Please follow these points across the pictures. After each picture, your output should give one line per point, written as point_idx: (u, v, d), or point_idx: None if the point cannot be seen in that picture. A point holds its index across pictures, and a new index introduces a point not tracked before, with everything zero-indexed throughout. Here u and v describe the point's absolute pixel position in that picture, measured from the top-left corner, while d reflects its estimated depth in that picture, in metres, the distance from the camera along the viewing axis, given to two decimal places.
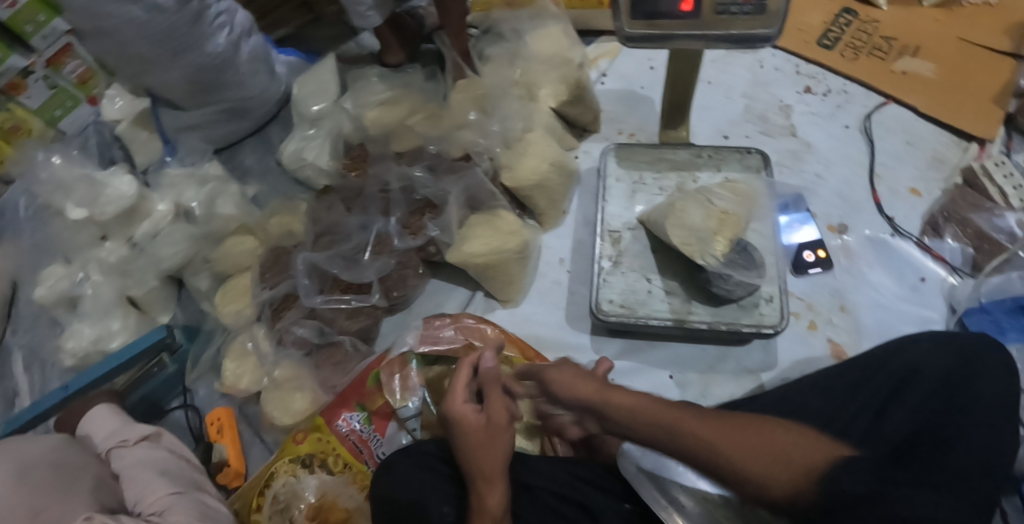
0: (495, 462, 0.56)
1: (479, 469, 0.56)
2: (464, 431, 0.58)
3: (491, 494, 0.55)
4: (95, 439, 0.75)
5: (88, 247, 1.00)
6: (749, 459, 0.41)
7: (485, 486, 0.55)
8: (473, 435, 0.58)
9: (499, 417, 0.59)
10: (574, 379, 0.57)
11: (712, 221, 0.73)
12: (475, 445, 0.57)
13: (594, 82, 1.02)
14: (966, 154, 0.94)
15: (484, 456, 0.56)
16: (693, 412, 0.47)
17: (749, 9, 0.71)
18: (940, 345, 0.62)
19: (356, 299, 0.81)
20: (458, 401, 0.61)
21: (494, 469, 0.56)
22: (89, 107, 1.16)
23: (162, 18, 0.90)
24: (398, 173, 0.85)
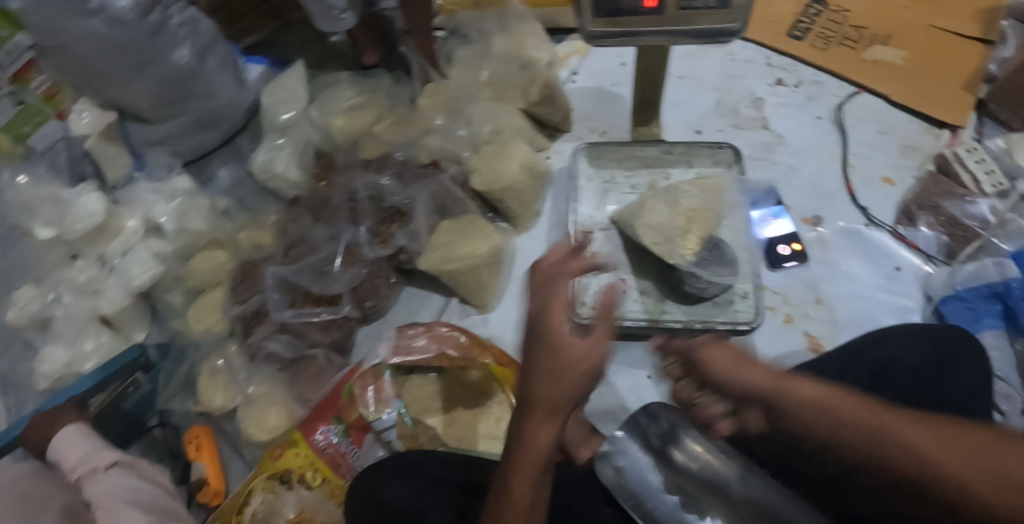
0: (566, 397, 0.47)
1: (537, 397, 0.47)
2: (546, 348, 0.48)
3: (543, 431, 0.47)
4: (65, 464, 0.73)
5: (55, 267, 0.98)
6: (983, 480, 0.43)
7: (541, 417, 0.47)
8: (556, 356, 0.47)
9: (591, 354, 0.47)
10: (731, 360, 0.55)
11: (680, 218, 0.72)
12: (550, 363, 0.47)
13: (565, 81, 1.01)
14: (938, 141, 0.94)
15: (548, 380, 0.47)
16: (900, 413, 0.48)
17: (713, 3, 0.71)
18: (917, 337, 0.61)
19: (328, 312, 0.80)
20: (554, 314, 0.49)
21: (559, 402, 0.47)
22: (58, 123, 1.06)
23: (122, 32, 0.90)
24: (365, 182, 0.84)
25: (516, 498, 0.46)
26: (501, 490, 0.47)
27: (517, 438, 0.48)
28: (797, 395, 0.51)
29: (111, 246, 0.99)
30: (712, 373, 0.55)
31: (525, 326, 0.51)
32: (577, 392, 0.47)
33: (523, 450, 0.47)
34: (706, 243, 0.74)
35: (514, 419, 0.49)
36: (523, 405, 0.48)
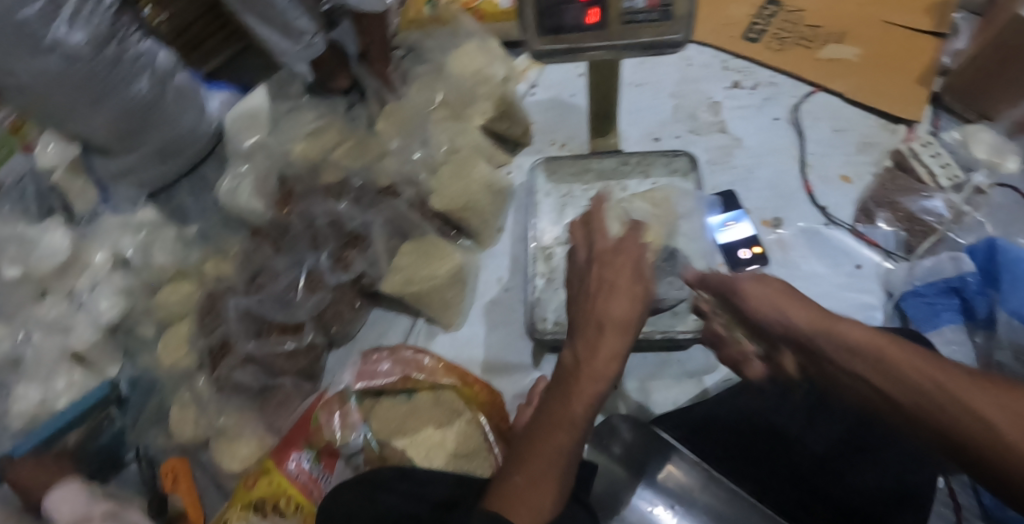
0: (627, 313, 0.51)
1: (607, 314, 0.51)
2: (619, 271, 0.54)
3: (607, 354, 0.50)
4: (60, 515, 0.77)
5: (22, 306, 0.95)
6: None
7: (611, 337, 0.51)
8: (628, 279, 0.53)
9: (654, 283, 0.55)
10: (778, 300, 0.53)
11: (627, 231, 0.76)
12: (619, 284, 0.53)
13: (524, 94, 1.01)
14: (895, 136, 0.94)
15: (618, 302, 0.52)
16: (970, 378, 0.42)
17: (656, 16, 0.70)
18: None
19: (293, 340, 0.81)
20: (628, 244, 0.56)
21: (625, 319, 0.51)
22: (23, 155, 1.09)
23: (78, 66, 0.89)
24: (323, 209, 0.84)
25: (572, 420, 0.49)
26: (560, 413, 0.50)
27: (582, 360, 0.50)
28: (845, 338, 0.48)
29: (79, 282, 0.98)
30: (759, 308, 0.54)
31: (597, 256, 0.56)
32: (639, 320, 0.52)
33: (588, 371, 0.50)
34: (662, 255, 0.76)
35: (580, 341, 0.52)
36: (591, 326, 0.52)
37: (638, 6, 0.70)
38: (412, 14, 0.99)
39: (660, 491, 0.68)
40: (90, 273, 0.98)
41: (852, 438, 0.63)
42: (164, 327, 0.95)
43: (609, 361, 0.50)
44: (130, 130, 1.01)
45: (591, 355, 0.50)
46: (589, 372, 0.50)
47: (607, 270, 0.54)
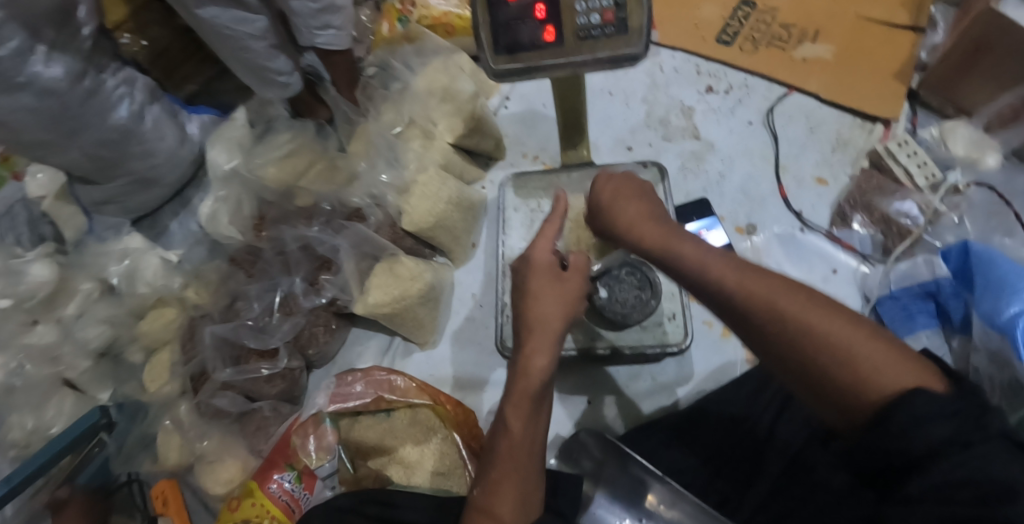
0: (550, 315, 0.58)
1: (534, 320, 0.58)
2: (534, 274, 0.61)
3: (535, 355, 0.56)
4: None
5: (13, 336, 0.96)
6: (793, 348, 0.48)
7: (541, 333, 0.57)
8: (546, 280, 0.60)
9: (575, 278, 0.62)
10: (623, 212, 0.61)
11: (573, 234, 0.80)
12: (542, 287, 0.60)
13: (497, 107, 1.01)
14: (871, 135, 0.93)
15: (541, 304, 0.59)
16: (754, 277, 0.51)
17: (611, 30, 0.70)
18: None
19: (268, 365, 0.81)
20: (539, 254, 0.62)
21: (547, 319, 0.58)
22: (13, 183, 1.17)
23: (54, 101, 0.90)
24: (294, 234, 0.85)
25: (512, 427, 0.54)
26: (503, 426, 0.55)
27: (517, 366, 0.57)
28: (649, 240, 0.58)
29: (66, 310, 0.99)
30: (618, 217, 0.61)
31: (518, 263, 0.64)
32: (563, 311, 0.59)
33: (522, 372, 0.56)
34: (637, 280, 0.75)
35: (516, 345, 0.59)
36: (524, 330, 0.58)
37: (593, 21, 0.69)
38: (384, 33, 1.01)
39: (629, 507, 0.67)
40: (77, 300, 0.99)
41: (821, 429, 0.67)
42: (149, 353, 0.97)
43: (542, 366, 0.56)
44: (106, 159, 1.02)
45: (523, 363, 0.56)
46: (520, 372, 0.56)
47: (527, 277, 0.61)
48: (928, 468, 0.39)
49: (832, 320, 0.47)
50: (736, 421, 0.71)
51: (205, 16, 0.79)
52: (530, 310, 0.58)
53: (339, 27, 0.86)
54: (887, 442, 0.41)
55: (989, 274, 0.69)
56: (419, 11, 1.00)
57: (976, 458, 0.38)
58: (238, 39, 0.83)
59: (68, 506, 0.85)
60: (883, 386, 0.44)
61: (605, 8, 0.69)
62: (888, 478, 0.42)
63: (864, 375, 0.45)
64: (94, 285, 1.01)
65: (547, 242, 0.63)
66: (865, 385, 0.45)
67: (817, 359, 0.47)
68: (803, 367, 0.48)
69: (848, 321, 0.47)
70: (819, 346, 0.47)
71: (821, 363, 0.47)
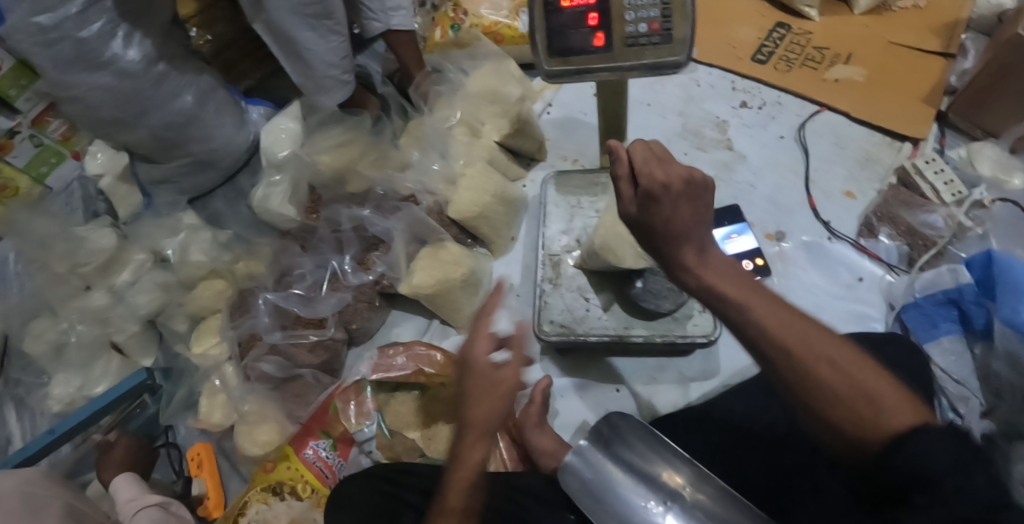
0: (490, 415, 0.56)
1: (471, 419, 0.55)
2: (471, 377, 0.57)
3: (473, 450, 0.55)
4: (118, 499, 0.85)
5: (69, 297, 1.02)
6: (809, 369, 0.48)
7: (472, 438, 0.55)
8: (479, 383, 0.57)
9: (508, 373, 0.58)
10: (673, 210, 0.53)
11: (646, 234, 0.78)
12: (482, 391, 0.56)
13: (540, 112, 1.06)
14: (899, 154, 0.97)
15: (479, 406, 0.56)
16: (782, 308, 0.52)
17: (657, 39, 0.74)
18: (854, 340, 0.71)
19: (316, 333, 0.86)
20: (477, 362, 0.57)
21: (487, 423, 0.55)
22: (75, 162, 1.20)
23: (129, 83, 0.97)
24: (348, 215, 0.91)
25: (450, 505, 0.53)
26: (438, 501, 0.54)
27: (455, 455, 0.55)
28: (700, 269, 0.54)
29: (120, 277, 1.05)
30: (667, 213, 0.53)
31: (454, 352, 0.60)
32: (500, 412, 0.56)
33: (461, 459, 0.55)
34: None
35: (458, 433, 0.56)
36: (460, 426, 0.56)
37: (641, 30, 0.74)
38: (436, 39, 1.09)
39: (654, 487, 0.67)
40: (131, 269, 1.05)
41: None
42: (195, 322, 1.02)
43: (477, 462, 0.55)
44: (170, 141, 1.08)
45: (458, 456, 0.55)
46: (459, 468, 0.54)
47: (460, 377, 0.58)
48: (931, 485, 0.40)
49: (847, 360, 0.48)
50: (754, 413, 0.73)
51: (299, 4, 0.85)
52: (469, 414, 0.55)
53: (407, 8, 1.02)
54: (894, 464, 0.42)
55: (1013, 279, 0.72)
56: (471, 21, 1.06)
57: (972, 480, 0.39)
58: (307, 32, 0.89)
59: (116, 445, 0.92)
60: (892, 418, 0.45)
61: (652, 18, 0.74)
62: (891, 494, 0.42)
63: (874, 406, 0.46)
64: (147, 256, 1.07)
65: (485, 342, 0.58)
66: (875, 416, 0.45)
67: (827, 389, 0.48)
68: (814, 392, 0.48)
69: (863, 369, 0.48)
70: (835, 378, 0.47)
71: (828, 390, 0.47)
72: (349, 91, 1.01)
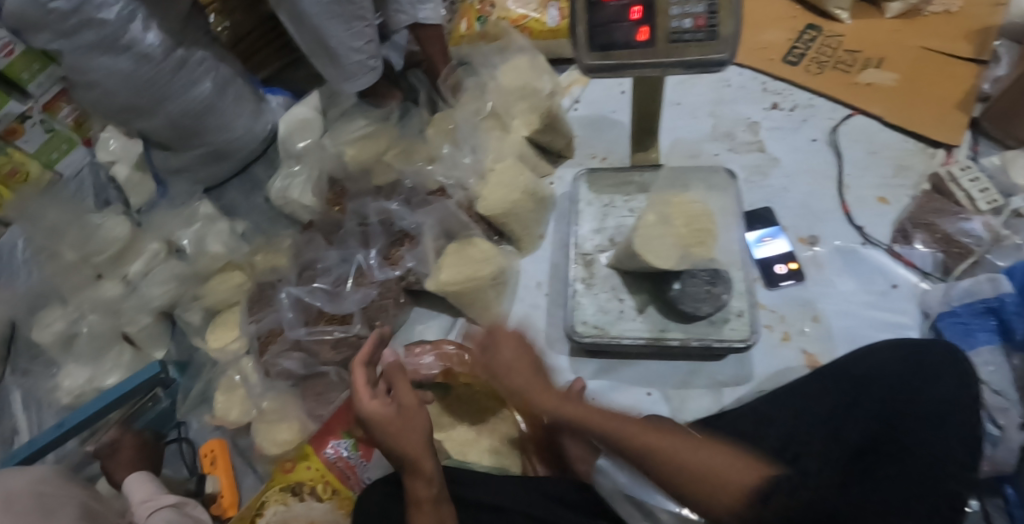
0: (414, 445, 0.62)
1: (407, 456, 0.61)
2: (377, 425, 0.63)
3: (419, 480, 0.61)
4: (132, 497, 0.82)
5: (79, 287, 0.99)
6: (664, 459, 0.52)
7: (415, 469, 0.61)
8: (396, 424, 0.62)
9: (411, 405, 0.65)
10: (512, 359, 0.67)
11: (683, 232, 0.68)
12: (399, 436, 0.62)
13: (567, 108, 1.05)
14: (932, 160, 0.96)
15: (402, 439, 0.61)
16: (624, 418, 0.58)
17: (701, 35, 0.72)
18: (889, 352, 0.68)
19: (340, 329, 0.84)
20: (371, 409, 0.63)
21: (416, 454, 0.61)
22: (85, 149, 1.17)
23: (147, 68, 0.93)
24: (376, 208, 0.89)
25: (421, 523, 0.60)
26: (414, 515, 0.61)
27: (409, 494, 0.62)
28: (547, 398, 0.63)
29: (132, 268, 1.01)
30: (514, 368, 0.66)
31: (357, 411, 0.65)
32: (422, 435, 0.63)
33: (417, 504, 0.61)
34: (706, 275, 0.75)
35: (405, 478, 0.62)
36: (403, 466, 0.62)
37: (685, 25, 0.72)
38: (462, 31, 1.06)
39: None
40: (144, 259, 1.02)
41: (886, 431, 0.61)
42: (211, 315, 0.99)
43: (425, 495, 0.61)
44: (187, 130, 1.06)
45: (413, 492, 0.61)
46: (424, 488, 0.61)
47: (370, 428, 0.63)
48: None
49: (688, 445, 0.53)
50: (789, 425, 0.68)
51: None
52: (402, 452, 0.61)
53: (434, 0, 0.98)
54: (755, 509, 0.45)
55: None
56: (498, 13, 1.04)
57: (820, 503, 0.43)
58: (336, 19, 0.86)
59: (121, 443, 0.89)
60: (735, 477, 0.49)
61: (698, 14, 0.72)
62: None
63: (711, 473, 0.50)
64: (160, 246, 1.03)
65: (365, 389, 0.64)
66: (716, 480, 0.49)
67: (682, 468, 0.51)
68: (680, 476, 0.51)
69: (703, 445, 0.52)
70: (686, 459, 0.51)
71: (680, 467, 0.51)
72: (373, 78, 0.98)
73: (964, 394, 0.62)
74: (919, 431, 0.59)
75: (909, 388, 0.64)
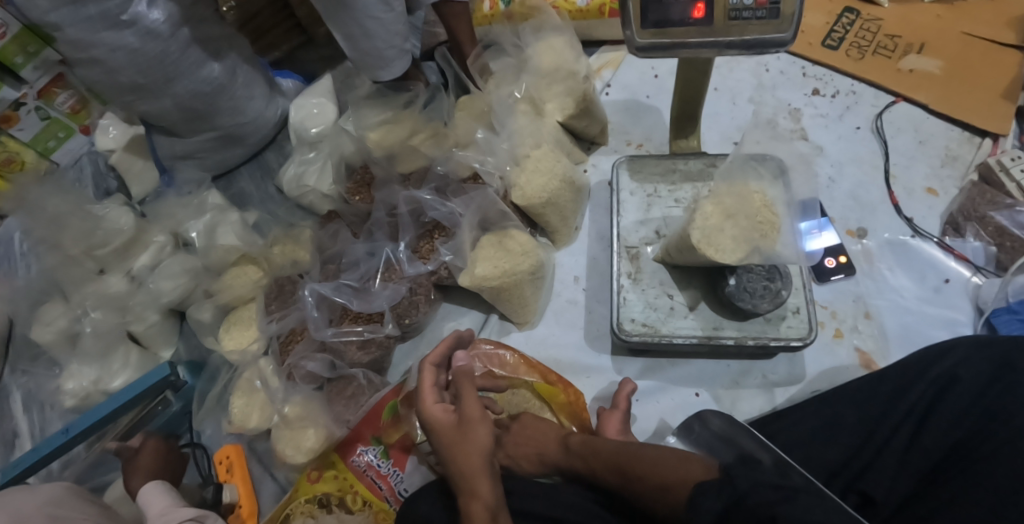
0: (474, 461, 0.60)
1: (462, 469, 0.60)
2: (439, 435, 0.63)
3: (474, 499, 0.57)
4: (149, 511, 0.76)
5: (82, 282, 0.93)
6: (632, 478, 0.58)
7: (469, 481, 0.59)
8: (454, 437, 0.62)
9: (473, 412, 0.63)
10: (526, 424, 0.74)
11: (758, 222, 0.66)
12: (455, 448, 0.61)
13: (599, 92, 1.00)
14: (979, 150, 0.93)
15: (471, 441, 0.61)
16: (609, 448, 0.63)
17: (762, 13, 0.67)
18: (977, 349, 0.64)
19: (369, 329, 0.79)
20: (435, 414, 0.64)
21: (475, 469, 0.59)
22: (83, 137, 1.10)
23: (155, 45, 0.86)
24: (406, 197, 0.83)
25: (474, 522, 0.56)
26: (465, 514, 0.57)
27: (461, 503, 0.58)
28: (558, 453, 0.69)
29: (139, 261, 0.95)
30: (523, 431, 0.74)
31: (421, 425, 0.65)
32: (484, 445, 0.61)
33: (472, 497, 0.58)
34: (764, 270, 0.71)
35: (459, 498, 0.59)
36: (459, 478, 0.60)
37: (746, 2, 0.66)
38: (484, 10, 1.00)
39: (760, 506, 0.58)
40: (151, 252, 0.96)
41: (965, 439, 0.60)
42: (225, 312, 0.94)
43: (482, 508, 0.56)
44: (197, 111, 0.99)
45: (467, 504, 0.57)
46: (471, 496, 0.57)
47: (431, 436, 0.64)
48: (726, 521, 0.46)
49: (660, 456, 0.57)
50: (866, 427, 0.64)
51: None
52: (463, 462, 0.59)
53: None
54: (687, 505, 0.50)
55: None
56: None
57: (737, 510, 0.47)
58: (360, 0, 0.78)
59: (143, 448, 0.84)
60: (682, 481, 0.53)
61: None
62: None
63: (669, 483, 0.54)
64: (167, 239, 0.98)
65: (430, 395, 0.65)
66: (670, 483, 0.54)
67: (637, 478, 0.57)
68: (651, 494, 0.55)
69: (682, 460, 0.56)
70: (650, 471, 0.57)
71: (645, 483, 0.56)
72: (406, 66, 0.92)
73: None
74: (1003, 439, 0.57)
75: (997, 387, 0.61)
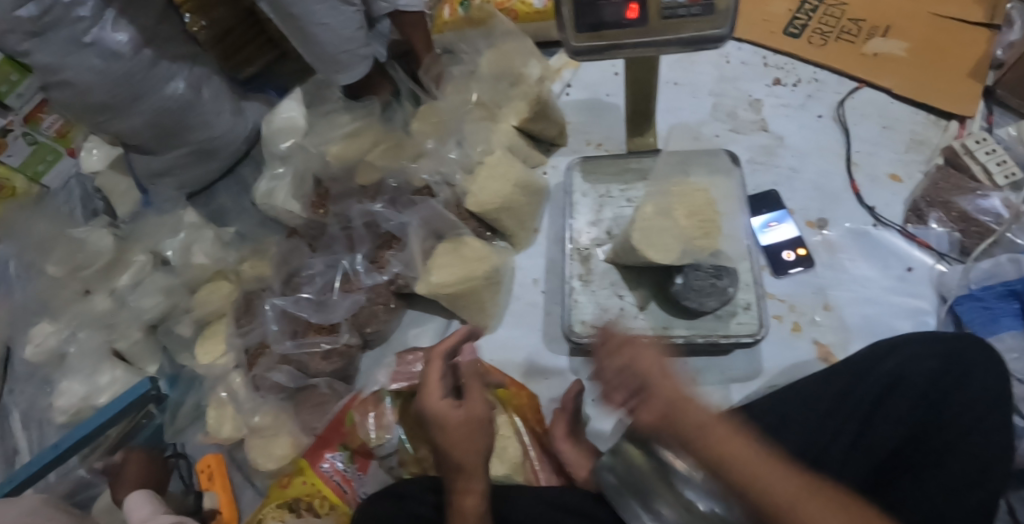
0: (473, 456, 0.60)
1: (456, 465, 0.60)
2: (442, 430, 0.61)
3: (467, 494, 0.59)
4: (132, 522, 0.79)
5: (70, 303, 0.97)
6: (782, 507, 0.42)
7: (464, 482, 0.59)
8: (456, 434, 0.61)
9: (478, 408, 0.64)
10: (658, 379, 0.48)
11: (692, 222, 0.67)
12: (458, 444, 0.60)
13: (559, 94, 1.00)
14: (946, 133, 0.91)
15: (462, 444, 0.60)
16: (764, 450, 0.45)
17: (698, 10, 0.65)
18: (928, 346, 0.62)
19: (328, 341, 0.81)
20: (448, 411, 0.62)
21: (475, 465, 0.60)
22: (70, 160, 1.14)
23: (118, 66, 0.88)
24: (359, 210, 0.85)
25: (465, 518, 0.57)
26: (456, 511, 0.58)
27: (451, 505, 0.59)
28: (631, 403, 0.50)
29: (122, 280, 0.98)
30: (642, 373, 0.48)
31: (421, 417, 0.63)
32: (484, 444, 0.62)
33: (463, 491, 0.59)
34: (711, 267, 0.71)
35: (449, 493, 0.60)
36: (453, 471, 0.60)
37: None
38: (445, 17, 1.00)
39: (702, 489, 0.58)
40: (132, 271, 0.97)
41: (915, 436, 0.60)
42: (202, 326, 0.97)
43: (474, 506, 0.58)
44: (168, 128, 1.00)
45: (458, 500, 0.58)
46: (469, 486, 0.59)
47: (433, 431, 0.62)
48: None
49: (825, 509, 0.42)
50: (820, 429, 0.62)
51: None
52: (461, 455, 0.59)
53: None
54: None
55: None
56: None
57: None
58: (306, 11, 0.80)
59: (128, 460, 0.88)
60: None
61: None
62: None
63: None
64: (147, 257, 0.99)
65: (436, 392, 0.63)
66: None
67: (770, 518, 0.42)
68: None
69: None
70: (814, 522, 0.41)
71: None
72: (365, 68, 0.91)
73: (999, 412, 0.59)
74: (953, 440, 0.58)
75: (945, 384, 0.60)
